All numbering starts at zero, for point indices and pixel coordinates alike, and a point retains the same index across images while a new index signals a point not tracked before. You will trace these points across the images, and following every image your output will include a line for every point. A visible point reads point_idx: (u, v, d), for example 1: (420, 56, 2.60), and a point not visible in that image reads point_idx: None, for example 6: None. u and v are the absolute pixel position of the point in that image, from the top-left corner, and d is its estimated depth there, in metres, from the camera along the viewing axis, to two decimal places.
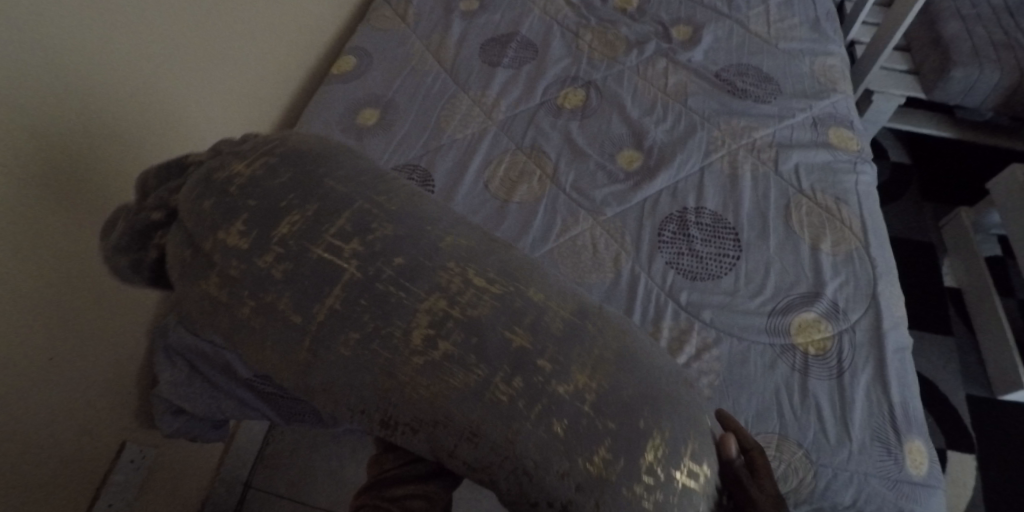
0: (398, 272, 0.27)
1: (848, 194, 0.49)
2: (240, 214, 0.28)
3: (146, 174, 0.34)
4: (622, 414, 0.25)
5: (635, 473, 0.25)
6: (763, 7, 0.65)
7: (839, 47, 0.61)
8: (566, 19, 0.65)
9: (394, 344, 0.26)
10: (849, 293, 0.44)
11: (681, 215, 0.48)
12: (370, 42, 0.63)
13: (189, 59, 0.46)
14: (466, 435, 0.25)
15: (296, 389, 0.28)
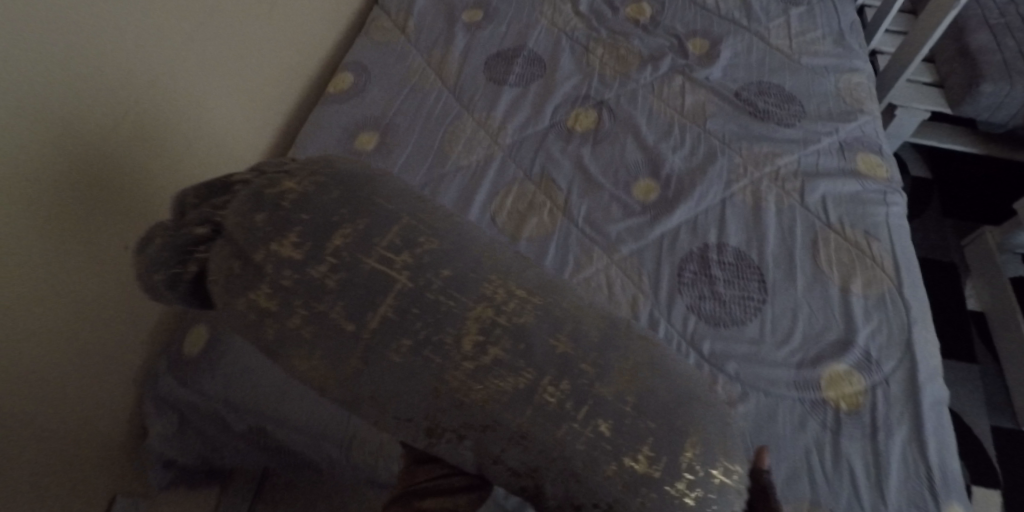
0: (446, 283, 0.28)
1: (878, 228, 0.50)
2: (295, 228, 0.29)
3: (187, 193, 0.35)
4: (665, 418, 0.26)
5: (676, 471, 0.26)
6: (784, 18, 0.67)
7: (863, 63, 0.64)
8: (575, 32, 0.68)
9: (445, 350, 0.27)
10: (882, 342, 0.45)
11: (702, 251, 0.50)
12: (369, 56, 0.67)
13: (189, 102, 0.50)
14: (515, 438, 0.26)
15: (337, 398, 0.28)
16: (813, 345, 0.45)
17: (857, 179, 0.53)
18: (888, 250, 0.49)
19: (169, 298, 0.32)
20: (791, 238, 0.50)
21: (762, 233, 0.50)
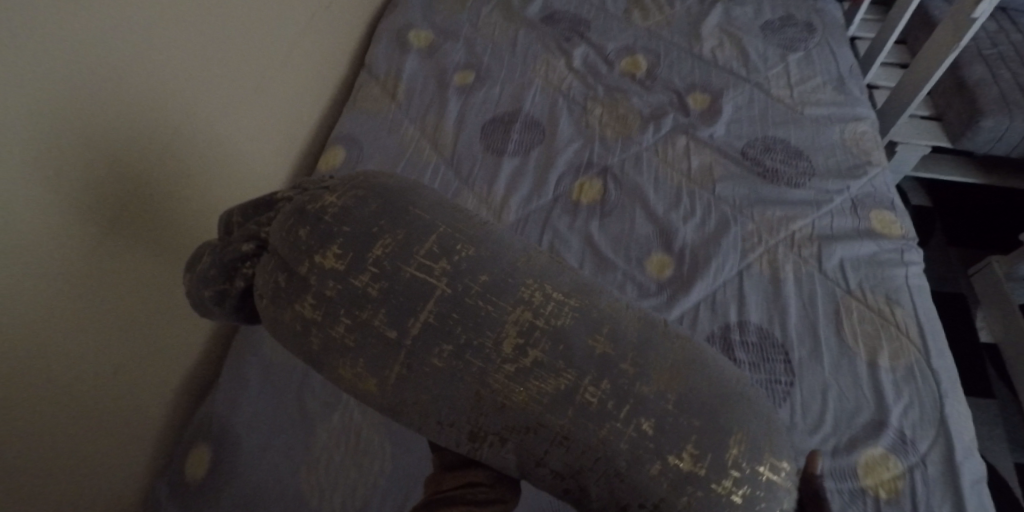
0: (484, 286, 0.37)
1: (897, 293, 0.74)
2: (337, 239, 0.38)
3: (234, 209, 0.47)
4: (701, 412, 0.35)
5: (722, 468, 0.34)
6: (783, 66, 1.00)
7: (864, 109, 0.94)
8: (572, 92, 0.99)
9: (487, 352, 0.35)
10: (913, 423, 0.65)
11: (726, 332, 0.72)
12: (359, 130, 0.94)
13: (167, 157, 0.64)
14: (557, 440, 0.35)
15: (382, 402, 0.37)
16: (848, 428, 0.65)
17: (874, 241, 0.78)
18: (905, 331, 0.71)
19: (217, 307, 0.44)
20: (808, 324, 0.73)
21: (784, 325, 0.72)
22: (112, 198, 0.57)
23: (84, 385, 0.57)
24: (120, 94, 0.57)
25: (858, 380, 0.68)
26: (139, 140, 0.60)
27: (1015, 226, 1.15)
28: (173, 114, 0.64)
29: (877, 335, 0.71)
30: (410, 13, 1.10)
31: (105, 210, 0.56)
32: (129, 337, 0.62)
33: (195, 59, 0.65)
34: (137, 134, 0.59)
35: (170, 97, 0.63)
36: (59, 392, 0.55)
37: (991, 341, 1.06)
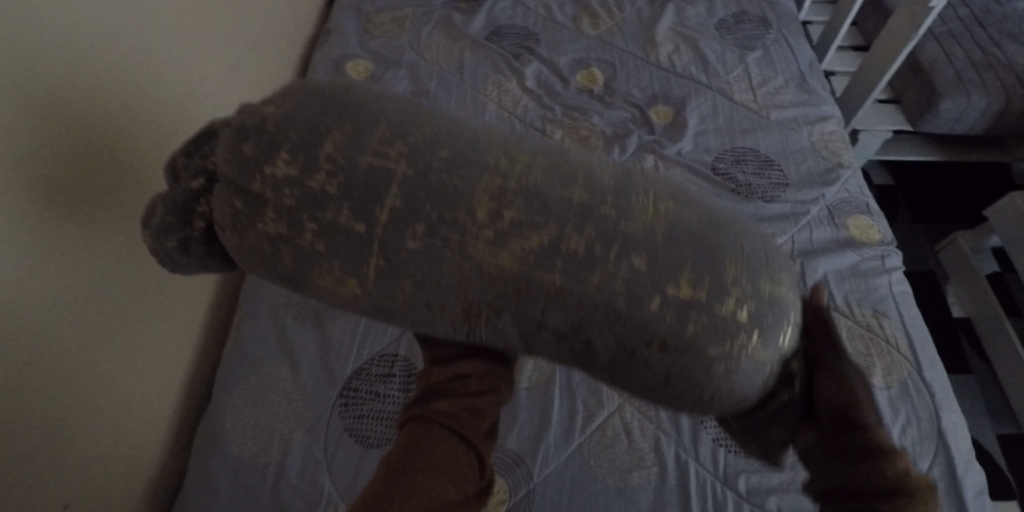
0: (447, 163, 0.37)
1: (885, 309, 0.80)
2: (284, 148, 0.37)
3: (175, 156, 0.46)
4: (693, 242, 0.36)
5: (725, 291, 0.36)
6: (743, 66, 1.02)
7: (830, 107, 0.98)
8: (527, 112, 1.01)
9: (461, 225, 0.36)
10: (912, 440, 0.71)
11: None
12: None
13: (125, 115, 0.66)
14: (552, 296, 0.36)
15: (371, 299, 0.38)
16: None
17: (854, 252, 0.83)
18: (895, 345, 0.77)
19: (185, 256, 0.43)
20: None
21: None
22: (107, 237, 0.65)
23: (86, 404, 0.65)
24: (96, 146, 0.62)
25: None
26: (121, 184, 0.66)
27: (979, 200, 1.18)
28: (149, 157, 0.70)
29: (869, 354, 0.76)
30: (346, 43, 1.10)
31: (103, 249, 0.64)
32: (122, 359, 0.69)
33: (160, 107, 0.71)
34: (116, 178, 0.65)
35: (140, 142, 0.68)
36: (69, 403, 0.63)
37: (963, 315, 1.09)
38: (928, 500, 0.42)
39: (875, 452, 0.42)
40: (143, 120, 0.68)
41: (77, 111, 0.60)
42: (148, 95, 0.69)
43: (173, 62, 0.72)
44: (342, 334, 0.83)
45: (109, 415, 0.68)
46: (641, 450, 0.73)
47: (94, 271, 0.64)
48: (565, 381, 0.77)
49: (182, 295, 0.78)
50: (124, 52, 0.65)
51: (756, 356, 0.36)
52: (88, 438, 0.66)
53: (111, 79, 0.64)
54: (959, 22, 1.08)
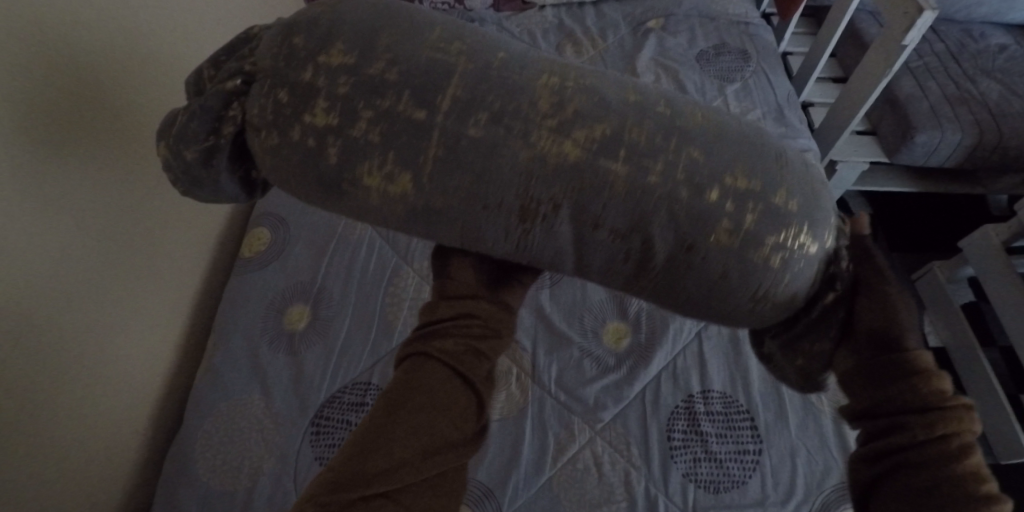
0: (499, 62, 0.45)
1: None
2: (336, 41, 0.45)
3: (197, 74, 0.52)
4: (736, 142, 0.45)
5: (772, 186, 0.44)
6: (722, 97, 1.04)
7: (806, 139, 0.99)
8: None
9: (521, 114, 0.44)
10: None
11: (688, 405, 0.75)
12: (279, 204, 0.94)
13: (131, 66, 0.72)
14: (610, 181, 0.43)
15: (426, 174, 0.44)
16: (819, 492, 0.69)
17: None
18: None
19: (211, 165, 0.50)
20: (771, 383, 0.76)
21: (748, 390, 0.75)
22: (73, 253, 0.68)
23: (64, 411, 0.69)
24: (76, 153, 0.67)
25: (825, 439, 0.72)
26: (92, 197, 0.70)
27: (953, 232, 1.21)
28: (125, 166, 0.74)
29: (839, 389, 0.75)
30: None
31: (72, 266, 0.68)
32: (99, 367, 0.73)
33: (142, 120, 0.75)
34: (89, 190, 0.69)
35: (119, 148, 0.72)
36: (45, 410, 0.67)
37: (938, 345, 1.10)
38: (961, 418, 0.44)
39: (908, 361, 0.46)
40: (125, 131, 0.73)
41: (63, 125, 0.65)
42: (129, 106, 0.73)
43: (155, 77, 0.76)
44: (315, 358, 0.80)
45: (87, 422, 0.72)
46: (611, 483, 0.71)
47: (64, 288, 0.68)
48: (538, 412, 0.75)
49: (179, 257, 0.85)
50: (106, 69, 0.69)
51: (806, 251, 0.45)
52: (66, 443, 0.69)
53: (97, 94, 0.68)
54: (934, 59, 1.12)
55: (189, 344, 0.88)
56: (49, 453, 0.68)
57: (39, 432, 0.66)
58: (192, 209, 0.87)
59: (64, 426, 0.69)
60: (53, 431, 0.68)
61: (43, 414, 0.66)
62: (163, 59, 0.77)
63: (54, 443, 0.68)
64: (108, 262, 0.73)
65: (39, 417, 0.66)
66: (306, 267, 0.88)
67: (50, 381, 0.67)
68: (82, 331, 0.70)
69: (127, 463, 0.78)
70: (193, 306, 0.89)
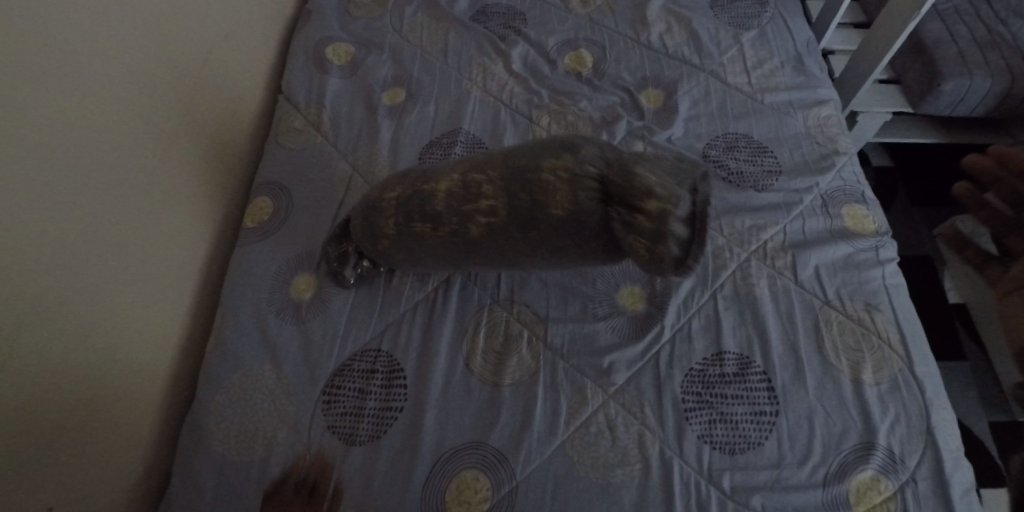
0: None
1: (878, 303, 0.76)
2: None
3: None
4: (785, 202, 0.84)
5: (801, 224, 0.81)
6: (738, 45, 0.99)
7: (827, 89, 0.94)
8: (514, 96, 0.97)
9: None
10: (902, 440, 0.68)
11: (702, 368, 0.73)
12: (281, 171, 0.92)
13: (124, 40, 0.76)
14: None
15: None
16: (836, 453, 0.68)
17: (847, 243, 0.80)
18: (886, 339, 0.73)
19: None
20: (788, 344, 0.74)
21: (765, 351, 0.73)
22: (61, 229, 0.68)
23: (71, 384, 0.69)
24: (43, 123, 0.66)
25: (843, 400, 0.70)
26: (69, 171, 0.69)
27: None
28: (100, 134, 0.72)
29: (859, 349, 0.73)
30: (327, 26, 1.09)
31: (62, 244, 0.68)
32: (106, 340, 0.73)
33: (112, 86, 0.74)
34: (63, 163, 0.68)
35: (89, 118, 0.71)
36: (51, 383, 0.67)
37: (958, 301, 1.07)
38: None
39: None
40: (93, 99, 0.72)
41: (22, 92, 0.64)
42: (95, 72, 0.72)
43: (117, 43, 0.75)
44: (323, 326, 0.79)
45: (98, 393, 0.72)
46: (625, 446, 0.70)
47: (57, 265, 0.67)
48: (550, 377, 0.74)
49: (181, 228, 0.84)
50: (62, 35, 0.68)
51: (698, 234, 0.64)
52: (77, 414, 0.70)
53: (55, 59, 0.67)
54: (963, 1, 1.06)
55: (200, 316, 0.88)
56: (61, 425, 0.68)
57: (47, 405, 0.66)
58: (187, 182, 0.86)
59: (73, 398, 0.69)
60: (61, 403, 0.68)
61: (49, 388, 0.66)
62: (121, 24, 0.75)
63: (64, 416, 0.68)
64: (101, 237, 0.72)
65: (44, 390, 0.66)
66: (311, 235, 0.86)
67: (53, 354, 0.67)
68: (87, 296, 0.70)
69: (146, 434, 0.78)
70: (201, 277, 0.88)
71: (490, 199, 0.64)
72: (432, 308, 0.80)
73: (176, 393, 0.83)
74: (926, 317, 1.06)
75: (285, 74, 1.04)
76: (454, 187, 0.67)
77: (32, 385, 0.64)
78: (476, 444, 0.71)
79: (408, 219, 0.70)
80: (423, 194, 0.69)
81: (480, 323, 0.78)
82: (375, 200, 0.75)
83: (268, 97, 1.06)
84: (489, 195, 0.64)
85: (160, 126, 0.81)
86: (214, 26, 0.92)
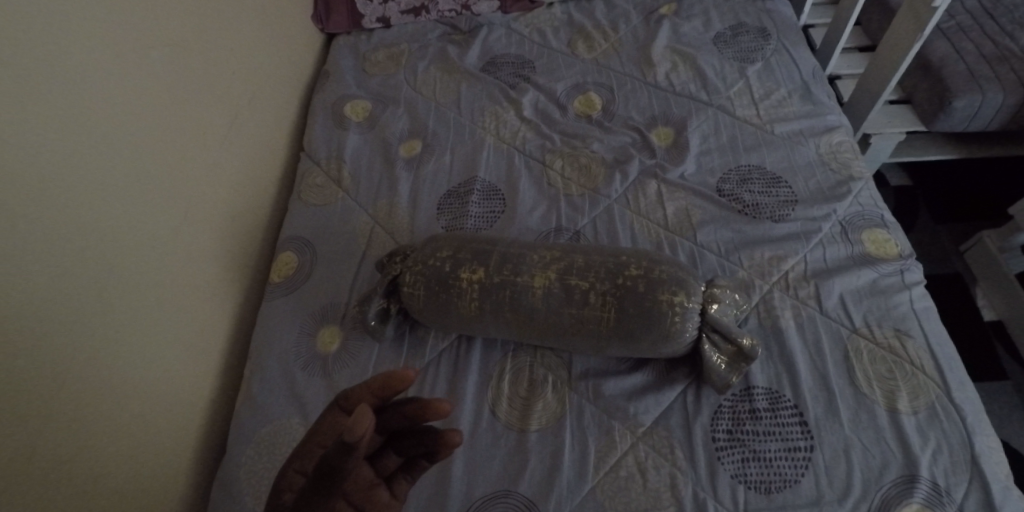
0: (551, 292, 0.73)
1: (909, 327, 0.75)
2: (498, 286, 0.74)
3: (414, 288, 0.77)
4: (795, 235, 0.83)
5: (806, 271, 0.80)
6: (744, 77, 1.00)
7: (838, 116, 0.95)
8: (526, 142, 0.99)
9: (572, 299, 0.72)
10: (946, 469, 0.66)
11: (730, 407, 0.72)
12: (302, 228, 0.95)
13: (146, 107, 0.79)
14: (598, 321, 0.71)
15: (553, 322, 0.73)
16: (877, 488, 0.66)
17: (870, 269, 0.79)
18: (920, 366, 0.72)
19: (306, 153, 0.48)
20: (817, 376, 0.73)
21: (795, 384, 0.72)
22: (85, 301, 0.69)
23: (101, 444, 0.70)
24: (73, 193, 0.69)
25: (879, 431, 0.69)
26: (94, 240, 0.71)
27: (1001, 199, 1.15)
28: (122, 205, 0.75)
29: (892, 377, 0.71)
30: (344, 85, 1.13)
31: (84, 316, 0.69)
32: (134, 403, 0.74)
33: (132, 154, 0.76)
34: (91, 229, 0.71)
35: (119, 183, 0.75)
36: (80, 446, 0.68)
37: (994, 318, 1.04)
38: None
39: None
40: (117, 166, 0.75)
41: (51, 162, 0.67)
42: (109, 144, 0.74)
43: (129, 116, 0.77)
44: (349, 380, 0.80)
45: (121, 462, 0.72)
46: (657, 488, 0.69)
47: (85, 334, 0.69)
48: (576, 421, 0.74)
49: (207, 285, 0.86)
50: (79, 110, 0.71)
51: (689, 313, 0.70)
52: (111, 474, 0.71)
53: (80, 130, 0.71)
54: (968, 19, 1.07)
55: (228, 375, 0.89)
56: (85, 496, 0.68)
57: (70, 478, 0.66)
58: (207, 248, 0.87)
59: (100, 464, 0.70)
60: (86, 470, 0.68)
61: (69, 461, 0.66)
62: (142, 92, 0.79)
63: (96, 480, 0.69)
64: (128, 304, 0.74)
65: (68, 459, 0.66)
66: (334, 288, 0.88)
67: (73, 425, 0.67)
68: (116, 359, 0.72)
69: (178, 499, 0.79)
70: (228, 336, 0.90)
71: (592, 307, 0.71)
72: (455, 357, 0.80)
73: (206, 453, 0.84)
74: (963, 336, 1.03)
75: (306, 134, 1.08)
76: (554, 290, 0.73)
77: (52, 459, 0.65)
78: (505, 492, 0.70)
79: (496, 307, 0.74)
80: (513, 288, 0.73)
81: (504, 369, 0.79)
82: (447, 274, 0.76)
83: (291, 156, 1.10)
84: (592, 304, 0.72)
85: (180, 193, 0.83)
86: (233, 91, 0.95)
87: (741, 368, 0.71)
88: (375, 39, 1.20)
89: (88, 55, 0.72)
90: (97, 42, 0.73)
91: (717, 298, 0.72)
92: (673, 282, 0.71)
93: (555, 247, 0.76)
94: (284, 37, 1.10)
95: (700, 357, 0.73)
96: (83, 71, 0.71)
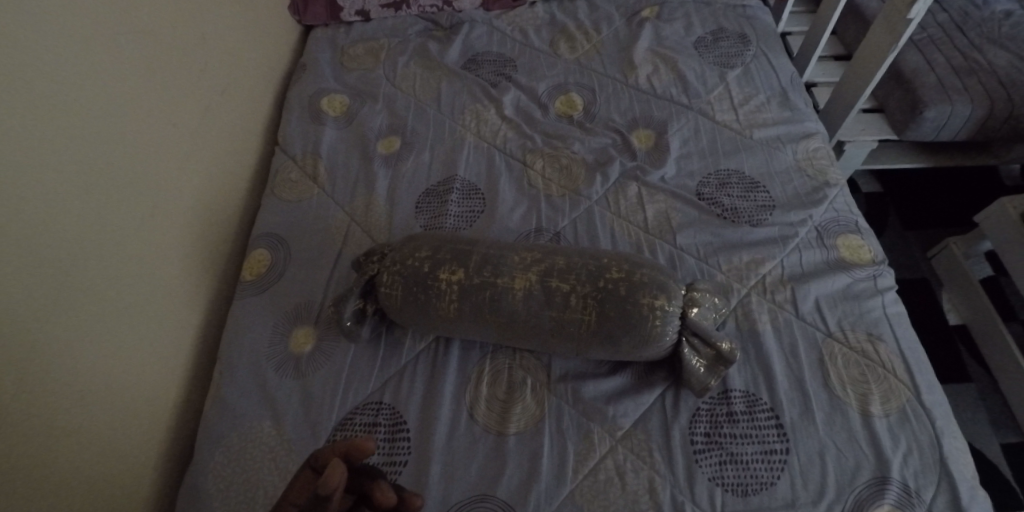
0: (532, 294, 0.72)
1: (882, 332, 0.76)
2: (478, 288, 0.73)
3: (392, 288, 0.75)
4: (773, 239, 0.84)
5: (783, 276, 0.81)
6: (724, 82, 1.01)
7: (815, 123, 0.96)
8: (506, 141, 0.99)
9: (554, 301, 0.71)
10: (917, 471, 0.68)
11: (708, 409, 0.72)
12: (276, 225, 0.93)
13: (113, 96, 0.76)
14: (578, 324, 0.71)
15: (534, 325, 0.72)
16: (851, 489, 0.67)
17: (845, 274, 0.80)
18: (892, 370, 0.73)
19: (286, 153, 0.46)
20: (793, 379, 0.73)
21: (771, 387, 0.73)
22: (45, 295, 0.66)
23: (65, 445, 0.67)
24: (36, 185, 0.66)
25: (853, 433, 0.70)
26: (57, 234, 0.68)
27: (966, 206, 1.19)
28: (87, 198, 0.72)
29: (865, 381, 0.73)
30: (321, 79, 1.11)
31: (46, 312, 0.66)
32: (99, 401, 0.71)
33: (99, 146, 0.74)
34: (53, 222, 0.68)
35: (84, 175, 0.72)
36: (42, 447, 0.65)
37: (959, 322, 1.07)
38: None
39: None
40: (82, 158, 0.72)
41: (12, 153, 0.64)
42: (75, 135, 0.71)
43: (93, 103, 0.74)
44: (324, 381, 0.78)
45: (84, 462, 0.69)
46: (636, 491, 0.69)
47: (46, 331, 0.66)
48: (555, 423, 0.73)
49: (177, 279, 0.84)
50: (43, 98, 0.68)
51: (670, 316, 0.70)
52: (75, 475, 0.68)
53: (43, 120, 0.68)
54: (938, 31, 1.09)
55: (196, 374, 0.86)
56: (46, 500, 0.65)
57: (31, 481, 0.64)
58: (176, 242, 0.84)
59: (64, 464, 0.67)
60: (50, 472, 0.66)
61: (30, 462, 0.64)
62: (111, 81, 0.76)
63: (59, 483, 0.66)
64: (91, 300, 0.72)
65: (28, 461, 0.64)
66: (309, 286, 0.86)
67: (34, 425, 0.64)
68: (79, 358, 0.70)
69: (144, 503, 0.76)
70: (199, 334, 0.87)
71: (573, 309, 0.71)
72: (433, 358, 0.79)
73: (174, 455, 0.81)
74: (929, 340, 1.06)
75: (280, 129, 1.05)
76: (535, 292, 0.72)
77: (12, 461, 0.62)
78: (482, 497, 0.69)
79: (476, 309, 0.73)
80: (493, 289, 0.73)
81: (482, 371, 0.78)
82: (426, 275, 0.75)
83: (265, 150, 1.08)
84: (573, 306, 0.71)
85: (148, 185, 0.80)
86: (206, 82, 0.93)
87: (719, 372, 0.71)
88: (354, 32, 1.18)
89: (54, 43, 0.70)
90: (61, 28, 0.70)
91: (698, 302, 0.73)
92: (655, 286, 0.71)
93: (535, 248, 0.76)
94: (260, 28, 1.08)
95: (679, 361, 0.73)
96: (47, 58, 0.69)
